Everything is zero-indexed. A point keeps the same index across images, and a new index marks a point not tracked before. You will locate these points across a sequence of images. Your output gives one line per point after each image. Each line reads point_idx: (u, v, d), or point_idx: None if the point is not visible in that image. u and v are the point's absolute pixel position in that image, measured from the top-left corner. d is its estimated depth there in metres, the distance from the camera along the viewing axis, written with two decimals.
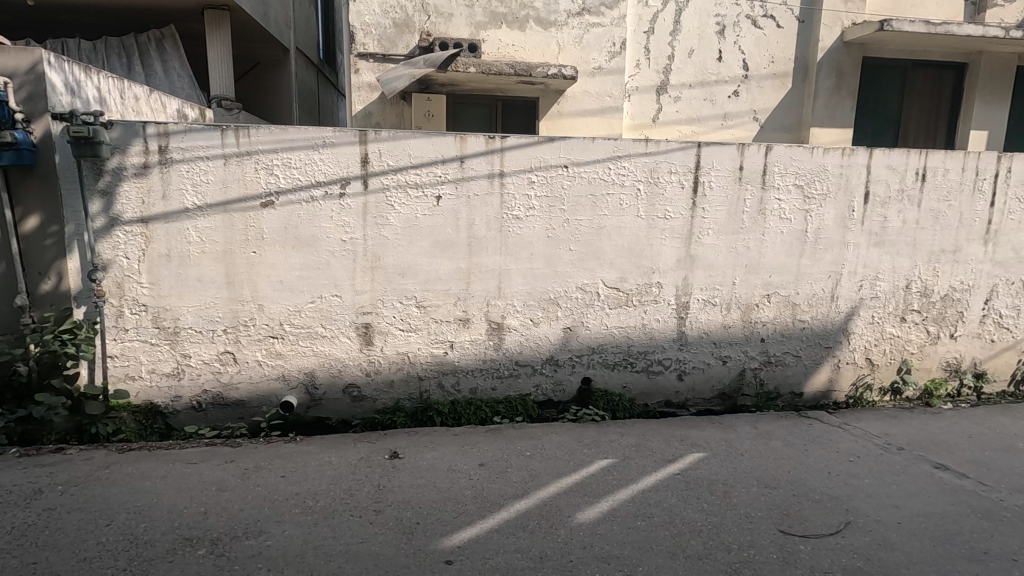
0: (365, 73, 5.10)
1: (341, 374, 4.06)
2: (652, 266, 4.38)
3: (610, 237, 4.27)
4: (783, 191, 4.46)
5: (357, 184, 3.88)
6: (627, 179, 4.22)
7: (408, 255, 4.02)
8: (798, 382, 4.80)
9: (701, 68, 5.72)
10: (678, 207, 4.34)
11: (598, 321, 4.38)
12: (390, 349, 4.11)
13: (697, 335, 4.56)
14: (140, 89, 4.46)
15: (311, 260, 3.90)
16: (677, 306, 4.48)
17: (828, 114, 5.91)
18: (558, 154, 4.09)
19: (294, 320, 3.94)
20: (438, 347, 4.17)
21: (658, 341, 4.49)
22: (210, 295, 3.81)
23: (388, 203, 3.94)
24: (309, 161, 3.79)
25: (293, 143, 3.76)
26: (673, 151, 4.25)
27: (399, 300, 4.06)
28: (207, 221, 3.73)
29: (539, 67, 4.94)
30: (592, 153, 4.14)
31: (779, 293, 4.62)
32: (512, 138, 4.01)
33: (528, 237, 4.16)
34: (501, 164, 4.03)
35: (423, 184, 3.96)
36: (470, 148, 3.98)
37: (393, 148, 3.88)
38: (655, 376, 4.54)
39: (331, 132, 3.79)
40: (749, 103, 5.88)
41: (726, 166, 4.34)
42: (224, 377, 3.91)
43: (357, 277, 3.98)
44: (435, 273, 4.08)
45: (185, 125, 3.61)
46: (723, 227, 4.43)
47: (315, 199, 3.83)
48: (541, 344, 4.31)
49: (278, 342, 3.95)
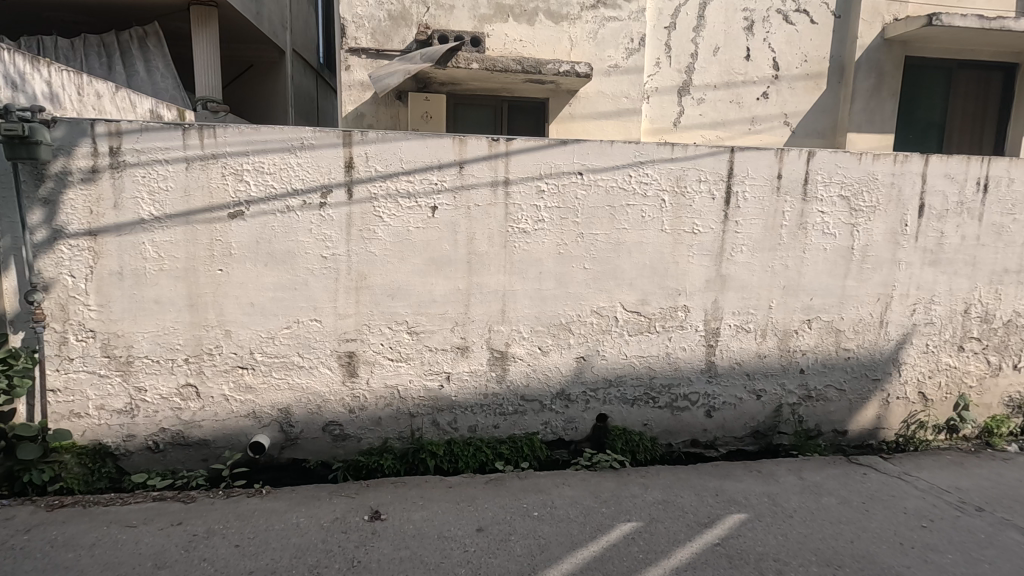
0: (356, 70, 4.60)
1: (320, 410, 3.54)
2: (678, 287, 3.84)
3: (630, 254, 3.74)
4: (826, 202, 3.91)
5: (340, 193, 3.37)
6: (650, 188, 3.69)
7: (399, 274, 3.50)
8: (841, 419, 4.23)
9: (727, 68, 5.20)
10: (707, 220, 3.80)
11: (616, 350, 3.84)
12: (377, 381, 3.58)
13: (728, 365, 4.01)
14: (104, 85, 3.98)
15: (286, 280, 3.39)
16: (705, 333, 3.94)
17: (867, 118, 5.37)
18: (573, 159, 3.58)
19: (266, 348, 3.43)
20: (432, 379, 3.65)
21: (684, 372, 3.95)
22: (169, 319, 3.30)
23: (376, 214, 3.43)
24: (284, 166, 3.29)
25: (265, 145, 3.26)
26: (702, 156, 3.72)
27: (388, 325, 3.54)
28: (166, 234, 3.23)
29: (549, 63, 4.44)
30: (611, 158, 3.62)
31: (822, 318, 4.06)
32: (518, 141, 3.51)
33: (536, 254, 3.63)
34: (507, 170, 3.52)
35: (416, 193, 3.45)
36: (471, 153, 3.47)
37: (383, 151, 3.38)
38: (681, 412, 3.99)
39: (311, 132, 3.30)
40: (779, 106, 5.35)
41: (763, 173, 3.81)
42: (184, 414, 3.39)
43: (339, 298, 3.46)
44: (430, 293, 3.56)
45: (140, 123, 3.12)
46: (759, 243, 3.89)
47: (291, 209, 3.33)
48: (550, 375, 3.78)
49: (248, 373, 3.43)
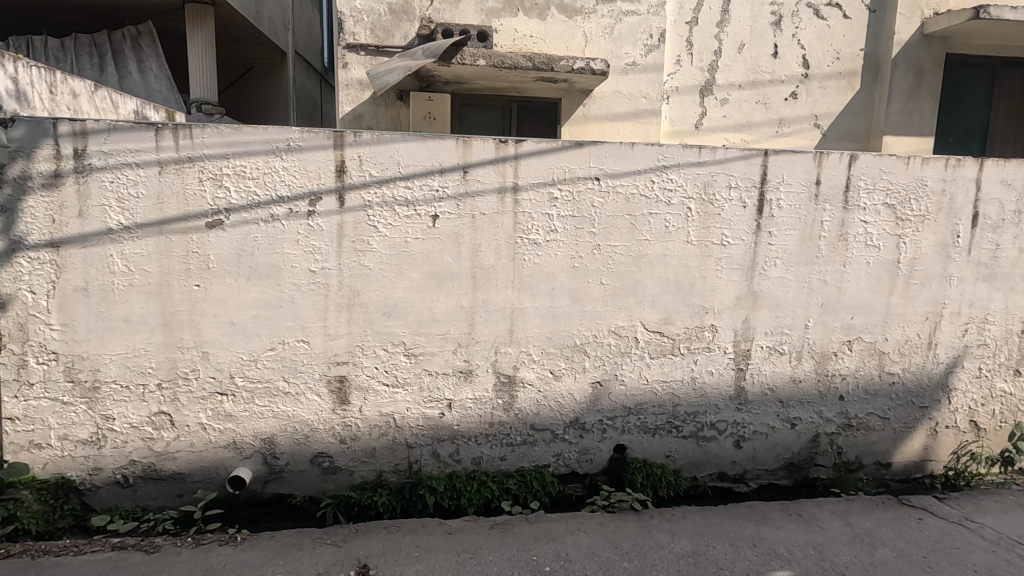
0: (354, 67, 4.28)
1: (308, 441, 3.20)
2: (705, 305, 3.47)
3: (652, 268, 3.37)
4: (870, 211, 3.53)
5: (331, 201, 3.04)
6: (674, 196, 3.33)
7: (396, 290, 3.16)
8: (884, 450, 3.83)
9: (753, 66, 4.84)
10: (738, 230, 3.43)
11: (636, 374, 3.46)
12: (370, 409, 3.23)
13: (759, 391, 3.62)
14: (81, 84, 3.67)
15: (270, 296, 3.05)
16: (735, 355, 3.56)
17: (905, 119, 4.98)
18: (589, 162, 3.23)
19: (248, 372, 3.09)
20: (432, 407, 3.29)
21: (711, 399, 3.57)
22: (141, 340, 2.97)
23: (370, 223, 3.09)
24: (268, 171, 2.96)
25: (247, 147, 2.93)
26: (733, 160, 3.35)
27: (384, 346, 3.19)
28: (136, 245, 2.90)
29: (562, 60, 4.09)
30: (632, 161, 3.26)
31: (863, 339, 3.67)
32: (528, 143, 3.16)
33: (548, 267, 3.28)
34: (515, 175, 3.17)
35: (415, 200, 3.11)
36: (475, 156, 3.12)
37: (378, 154, 3.04)
38: (707, 443, 3.61)
39: (298, 132, 2.97)
40: (809, 106, 4.97)
41: (800, 178, 3.44)
42: (157, 444, 3.06)
43: (329, 317, 3.12)
44: (429, 311, 3.21)
45: (108, 122, 2.80)
46: (795, 257, 3.51)
47: (276, 217, 3.00)
48: (563, 402, 3.41)
49: (228, 400, 3.09)
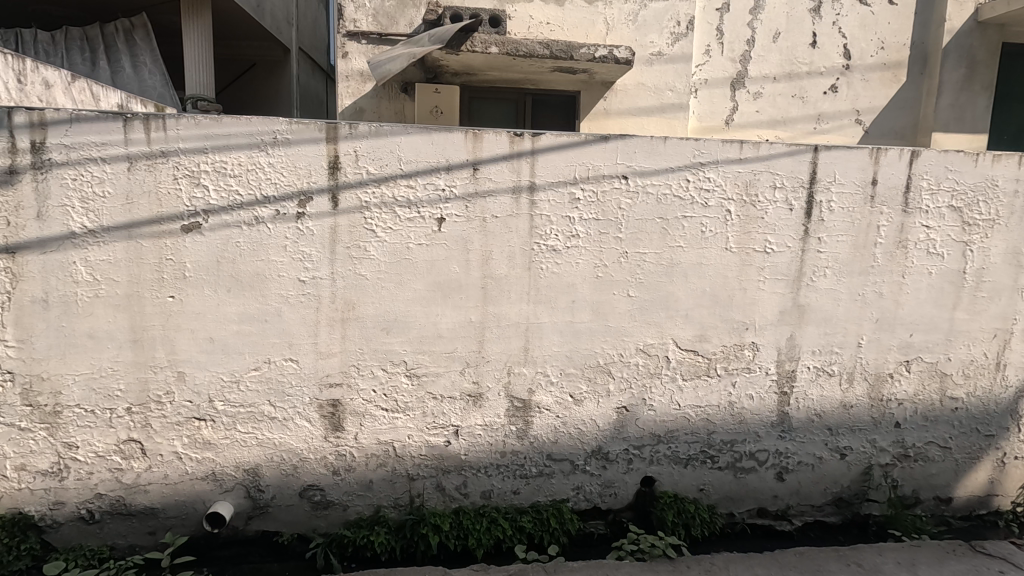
0: (355, 57, 3.92)
1: (296, 472, 2.84)
2: (745, 320, 3.07)
3: (685, 279, 2.98)
4: (933, 215, 3.11)
5: (323, 201, 2.68)
6: (712, 197, 2.94)
7: (396, 303, 2.79)
8: (945, 484, 3.40)
9: (789, 56, 4.43)
10: (783, 236, 3.03)
11: (667, 398, 3.07)
12: (367, 436, 2.86)
13: (805, 417, 3.21)
14: (55, 73, 3.33)
15: (254, 309, 2.70)
16: (778, 377, 3.15)
17: (955, 114, 4.55)
18: (614, 158, 2.85)
19: (229, 395, 2.73)
20: (437, 435, 2.92)
21: (751, 426, 3.17)
22: (108, 358, 2.63)
23: (367, 226, 2.72)
24: (251, 167, 2.61)
25: (228, 140, 2.58)
26: (778, 156, 2.96)
27: (382, 366, 2.83)
28: (102, 251, 2.55)
29: (583, 47, 3.70)
30: (663, 158, 2.88)
31: (923, 359, 3.25)
32: (547, 136, 2.78)
33: (567, 277, 2.89)
34: (532, 172, 2.80)
35: (418, 201, 2.74)
36: (486, 151, 2.75)
37: (376, 149, 2.68)
38: (746, 475, 3.21)
39: (286, 123, 2.62)
40: (850, 101, 4.56)
41: (854, 178, 3.03)
42: (127, 476, 2.71)
43: (320, 333, 2.76)
44: (434, 327, 2.84)
45: (70, 111, 2.45)
46: (848, 267, 3.10)
47: (261, 220, 2.65)
48: (584, 430, 3.03)
49: (207, 426, 2.73)
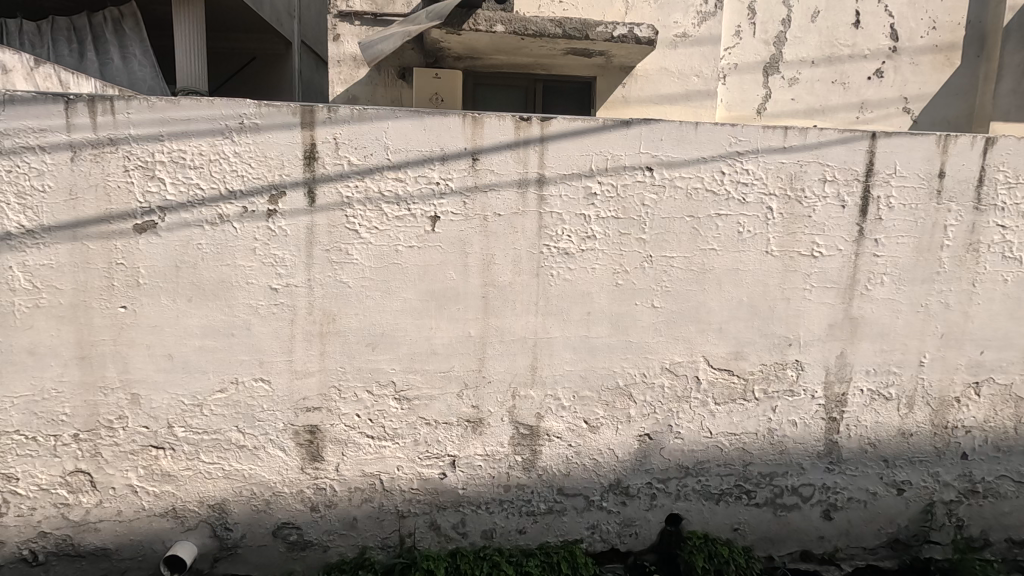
0: (347, 40, 3.55)
1: (269, 508, 2.47)
2: (788, 335, 2.65)
3: (719, 288, 2.57)
4: (1010, 213, 2.66)
5: (297, 197, 2.31)
6: (751, 192, 2.52)
7: (384, 314, 2.42)
8: (1018, 524, 2.94)
9: (830, 37, 3.98)
10: (834, 237, 2.60)
11: (696, 425, 2.66)
12: (350, 468, 2.49)
13: (857, 447, 2.78)
14: (14, 56, 2.99)
15: (220, 322, 2.34)
16: (826, 401, 2.72)
17: (1018, 102, 4.05)
18: (637, 147, 2.44)
19: (192, 421, 2.38)
20: (430, 466, 2.54)
21: (793, 456, 2.74)
22: (51, 378, 2.27)
23: (349, 226, 2.35)
24: (214, 157, 2.25)
25: (187, 125, 2.22)
26: (828, 145, 2.53)
27: (367, 387, 2.45)
28: (42, 255, 2.20)
29: (600, 25, 3.29)
30: (694, 146, 2.47)
31: (995, 380, 2.80)
32: (558, 121, 2.39)
33: (582, 285, 2.49)
34: (540, 163, 2.40)
35: (407, 196, 2.36)
36: (488, 138, 2.37)
37: (359, 135, 2.31)
38: (787, 513, 2.78)
39: (254, 106, 2.25)
40: (897, 87, 4.10)
41: (918, 169, 2.59)
42: (74, 512, 2.36)
43: (296, 349, 2.39)
44: (427, 343, 2.46)
45: (2, 91, 2.10)
46: (909, 273, 2.67)
47: (226, 218, 2.29)
48: (601, 461, 2.63)
49: (166, 456, 2.38)
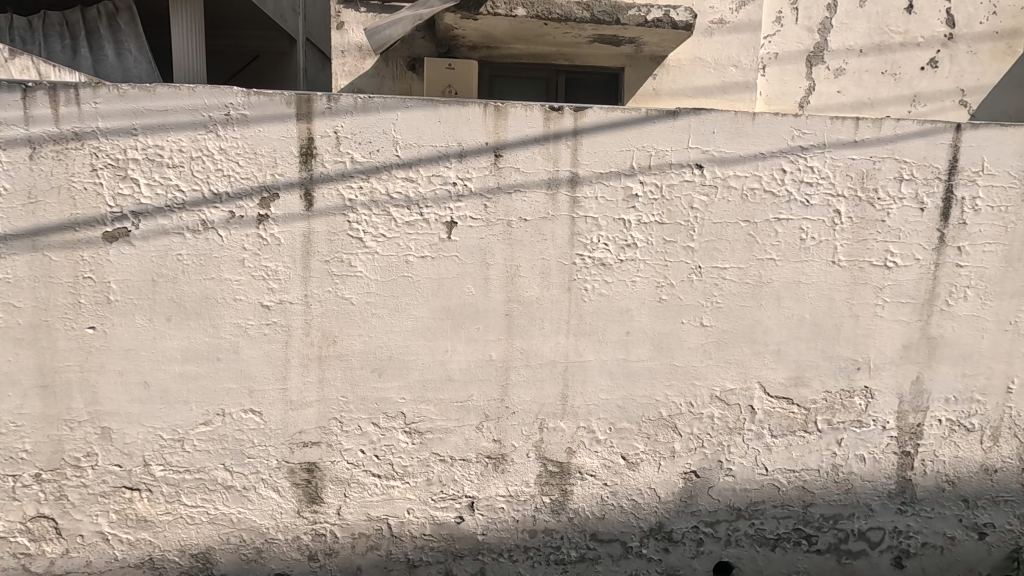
0: (352, 29, 3.24)
1: (260, 558, 2.15)
2: (857, 358, 2.30)
3: (778, 304, 2.23)
4: None
5: (293, 200, 1.99)
6: (815, 193, 2.18)
7: (392, 335, 2.09)
8: None
9: (880, 24, 3.63)
10: (911, 246, 2.25)
11: (749, 461, 2.31)
12: (353, 511, 2.16)
13: (934, 486, 2.42)
14: None
15: (204, 345, 2.02)
16: (899, 433, 2.37)
17: None
18: (684, 142, 2.11)
19: (171, 458, 2.06)
20: (445, 509, 2.21)
21: (860, 496, 2.39)
22: (8, 410, 1.96)
23: (352, 233, 2.03)
24: (196, 154, 1.93)
25: (164, 117, 1.90)
26: (906, 137, 2.18)
27: (373, 420, 2.13)
28: None
29: (632, 8, 2.97)
30: (750, 140, 2.13)
31: None
32: (594, 111, 2.07)
33: (620, 301, 2.16)
34: (573, 160, 2.08)
35: (419, 198, 2.04)
36: (512, 131, 2.05)
37: (364, 129, 1.99)
38: (853, 562, 2.42)
39: (243, 95, 1.94)
40: (953, 78, 3.74)
41: (1009, 166, 2.24)
42: (36, 564, 2.05)
43: (291, 376, 2.08)
44: (441, 368, 2.13)
45: None
46: (997, 286, 2.31)
47: (209, 225, 1.97)
48: (641, 502, 2.29)
49: (142, 498, 2.06)
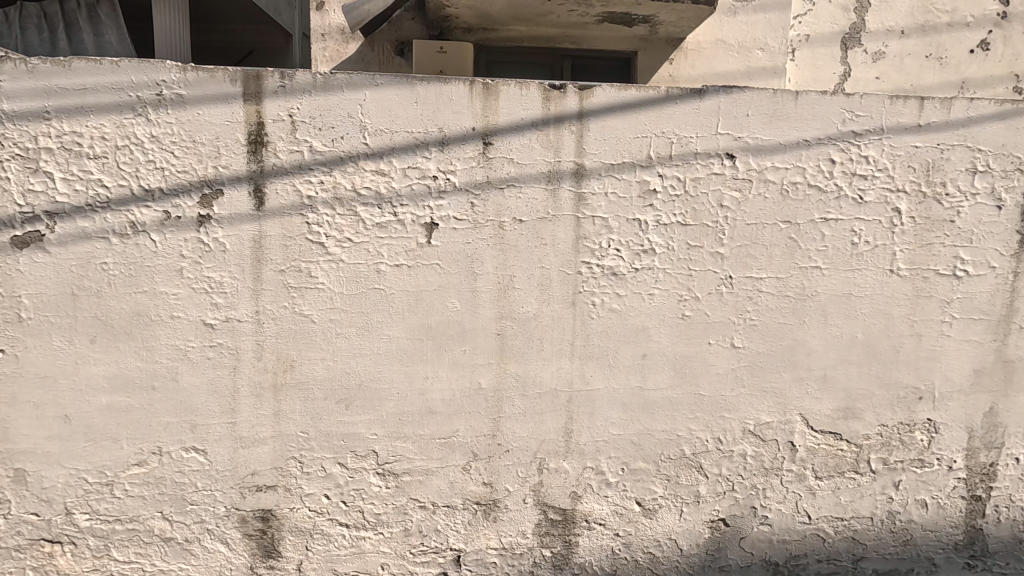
0: (334, 9, 2.90)
1: None
2: (918, 386, 1.92)
3: (825, 321, 1.86)
4: None
5: (240, 197, 1.66)
6: (871, 188, 1.81)
7: (361, 359, 1.75)
8: None
9: (923, 2, 3.25)
10: (985, 251, 1.87)
11: (789, 508, 1.94)
12: (317, 567, 1.82)
13: (1009, 536, 2.03)
14: None
15: (136, 372, 1.69)
16: (969, 474, 1.99)
17: None
18: (712, 127, 1.75)
19: (98, 506, 1.73)
20: (427, 564, 1.86)
21: (922, 549, 2.01)
22: None
23: (312, 236, 1.69)
24: (123, 141, 1.60)
25: (83, 97, 1.58)
26: (980, 121, 1.81)
27: (340, 460, 1.78)
28: None
29: None
30: (792, 124, 1.77)
31: None
32: (604, 90, 1.71)
33: (636, 318, 1.80)
34: (578, 149, 1.72)
35: (392, 195, 1.69)
36: (504, 114, 1.70)
37: (325, 112, 1.66)
38: None
39: (179, 70, 1.61)
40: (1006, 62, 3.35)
41: None
42: None
43: (241, 409, 1.74)
44: (421, 398, 1.78)
45: None
46: None
47: (140, 228, 1.64)
48: (660, 556, 1.93)
49: (65, 553, 1.73)
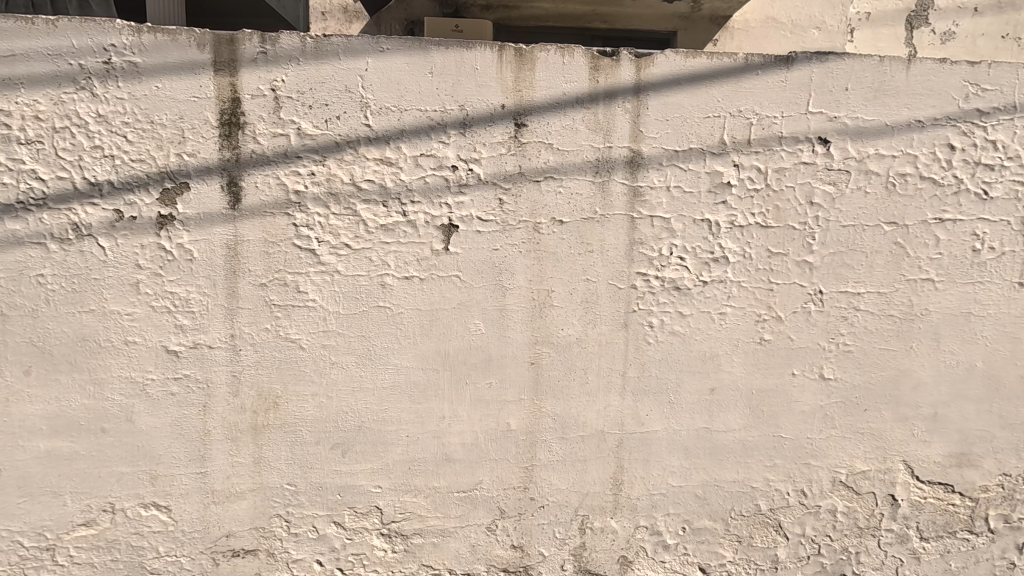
0: None
1: None
2: None
3: (936, 346, 1.50)
4: None
5: (211, 192, 1.32)
6: (998, 181, 1.45)
7: (362, 395, 1.41)
8: None
9: None
10: None
11: None
12: None
13: None
14: None
15: (83, 411, 1.36)
16: None
17: None
18: (802, 105, 1.40)
19: None
20: None
21: None
22: None
23: (301, 242, 1.35)
24: (62, 121, 1.27)
25: (12, 65, 1.24)
26: None
27: (336, 518, 1.44)
28: None
29: None
30: (901, 101, 1.41)
31: None
32: (667, 58, 1.36)
33: (703, 344, 1.45)
34: (633, 133, 1.37)
35: (401, 189, 1.35)
36: (542, 88, 1.36)
37: (318, 85, 1.32)
38: None
39: (132, 32, 1.27)
40: None
41: None
42: None
43: (213, 456, 1.40)
44: (436, 442, 1.44)
45: None
46: None
47: (85, 231, 1.30)
48: None
49: None
